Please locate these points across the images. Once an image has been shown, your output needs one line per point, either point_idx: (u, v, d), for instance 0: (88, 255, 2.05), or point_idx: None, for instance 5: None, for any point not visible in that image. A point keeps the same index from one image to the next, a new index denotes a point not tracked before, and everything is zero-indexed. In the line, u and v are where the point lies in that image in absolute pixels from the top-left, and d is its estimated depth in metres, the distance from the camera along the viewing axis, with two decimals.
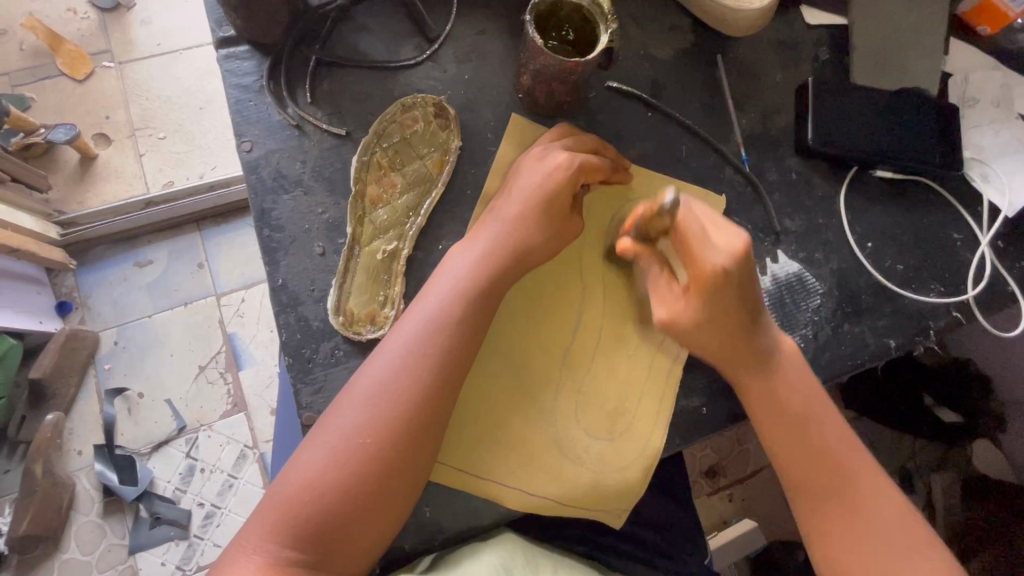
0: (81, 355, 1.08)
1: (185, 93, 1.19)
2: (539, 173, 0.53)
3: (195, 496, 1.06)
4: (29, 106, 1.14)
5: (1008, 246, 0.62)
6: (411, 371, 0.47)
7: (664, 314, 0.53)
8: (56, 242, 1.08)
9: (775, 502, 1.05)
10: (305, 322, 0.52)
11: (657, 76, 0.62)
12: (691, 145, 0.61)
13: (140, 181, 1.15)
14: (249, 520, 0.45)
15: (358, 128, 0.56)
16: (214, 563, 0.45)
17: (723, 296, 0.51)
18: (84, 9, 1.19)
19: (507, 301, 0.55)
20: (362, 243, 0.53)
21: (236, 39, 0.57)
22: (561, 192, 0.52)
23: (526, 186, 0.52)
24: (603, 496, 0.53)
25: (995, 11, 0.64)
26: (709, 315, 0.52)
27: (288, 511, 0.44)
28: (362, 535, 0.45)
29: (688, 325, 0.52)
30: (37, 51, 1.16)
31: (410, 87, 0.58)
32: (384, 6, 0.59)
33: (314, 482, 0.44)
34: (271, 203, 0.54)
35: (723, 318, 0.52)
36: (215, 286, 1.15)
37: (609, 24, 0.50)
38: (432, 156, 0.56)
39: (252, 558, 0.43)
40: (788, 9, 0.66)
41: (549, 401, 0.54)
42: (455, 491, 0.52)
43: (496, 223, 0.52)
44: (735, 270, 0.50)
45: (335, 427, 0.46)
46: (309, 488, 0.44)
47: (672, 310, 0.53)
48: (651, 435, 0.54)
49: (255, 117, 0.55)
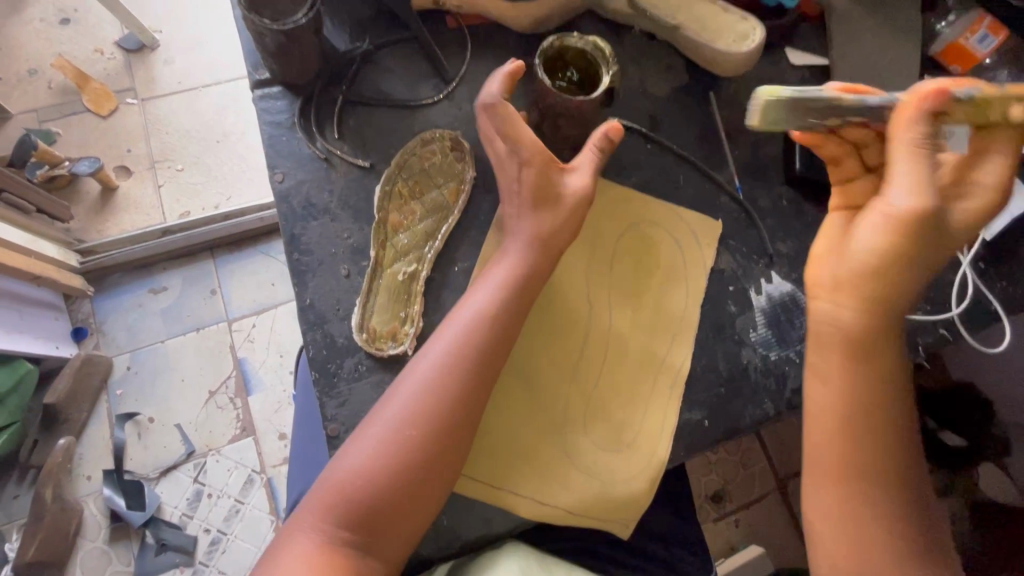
0: (94, 380, 1.10)
1: (204, 127, 1.25)
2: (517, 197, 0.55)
3: (201, 522, 1.07)
4: (55, 140, 1.21)
5: (988, 267, 0.66)
6: (450, 374, 0.51)
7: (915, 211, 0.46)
8: (76, 270, 1.13)
9: (782, 530, 1.06)
10: (330, 339, 0.55)
11: (656, 112, 0.67)
12: (688, 174, 0.66)
13: (158, 212, 1.20)
14: (303, 503, 0.50)
15: (381, 160, 0.61)
16: (272, 543, 0.50)
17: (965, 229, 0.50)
18: (110, 51, 1.27)
19: (534, 310, 0.59)
20: (384, 265, 0.58)
21: (270, 81, 0.62)
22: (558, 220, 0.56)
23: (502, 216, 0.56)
24: (609, 508, 0.56)
25: (964, 52, 0.70)
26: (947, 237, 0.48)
27: (340, 495, 0.48)
28: (401, 522, 0.48)
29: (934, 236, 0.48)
30: (64, 89, 1.23)
31: (429, 123, 0.63)
32: (405, 50, 0.65)
33: (362, 469, 0.48)
34: (301, 228, 0.58)
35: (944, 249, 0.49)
36: (227, 312, 1.19)
37: (611, 66, 0.55)
38: (448, 186, 0.61)
39: (308, 536, 0.47)
40: (774, 50, 0.72)
41: (561, 415, 0.57)
42: (471, 501, 0.54)
43: (523, 237, 0.56)
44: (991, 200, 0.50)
45: (382, 420, 0.50)
46: (357, 475, 0.48)
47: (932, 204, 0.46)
48: (656, 447, 0.57)
49: (286, 151, 0.60)
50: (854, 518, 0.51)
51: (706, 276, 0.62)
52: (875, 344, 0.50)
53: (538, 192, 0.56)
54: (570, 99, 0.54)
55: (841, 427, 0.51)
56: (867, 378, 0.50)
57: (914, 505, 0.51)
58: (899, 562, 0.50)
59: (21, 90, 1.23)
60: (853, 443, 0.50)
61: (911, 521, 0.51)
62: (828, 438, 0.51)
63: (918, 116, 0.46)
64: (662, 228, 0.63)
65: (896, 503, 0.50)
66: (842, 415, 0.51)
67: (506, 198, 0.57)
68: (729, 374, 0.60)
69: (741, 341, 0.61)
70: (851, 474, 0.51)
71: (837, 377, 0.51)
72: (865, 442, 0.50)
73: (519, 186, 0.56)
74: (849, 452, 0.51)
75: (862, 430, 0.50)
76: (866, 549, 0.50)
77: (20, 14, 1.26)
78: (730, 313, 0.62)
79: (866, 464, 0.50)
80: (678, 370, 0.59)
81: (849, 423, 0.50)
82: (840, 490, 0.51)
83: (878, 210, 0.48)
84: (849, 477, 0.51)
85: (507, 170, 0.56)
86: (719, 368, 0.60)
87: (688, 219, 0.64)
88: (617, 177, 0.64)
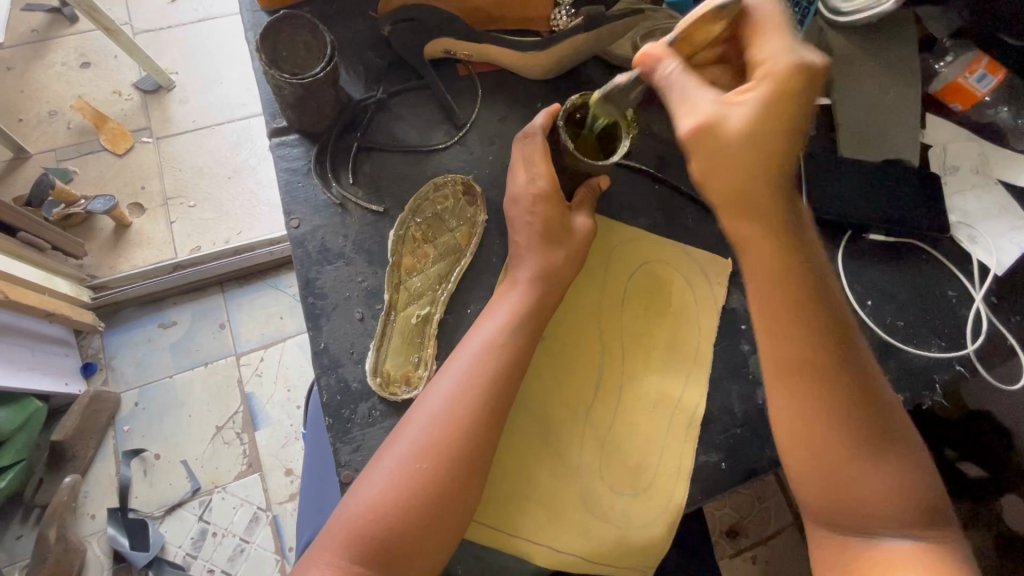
0: (102, 417, 1.10)
1: (216, 163, 1.29)
2: (527, 244, 0.57)
3: (205, 563, 1.05)
4: (71, 178, 1.23)
5: (1002, 301, 0.66)
6: (460, 405, 0.50)
7: (695, 119, 0.46)
8: (88, 305, 1.14)
9: (803, 566, 1.02)
10: (345, 384, 0.56)
11: (663, 153, 0.68)
12: (697, 215, 0.66)
13: (169, 247, 1.22)
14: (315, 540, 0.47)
15: (394, 205, 0.63)
16: None
17: (785, 109, 0.45)
18: (128, 92, 1.31)
19: (545, 347, 0.59)
20: (398, 308, 0.58)
21: (287, 129, 0.65)
22: (566, 265, 0.57)
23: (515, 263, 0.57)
24: (627, 554, 0.54)
25: (964, 90, 0.71)
26: (760, 125, 0.45)
27: (354, 531, 0.46)
28: (419, 559, 0.46)
29: (736, 128, 0.45)
30: (83, 129, 1.27)
31: (441, 167, 0.65)
32: (417, 97, 0.67)
33: (377, 502, 0.46)
34: (316, 273, 0.59)
35: (782, 123, 0.45)
36: (235, 346, 1.19)
37: (632, 131, 0.56)
38: (460, 229, 0.62)
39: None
40: None
41: (572, 454, 0.56)
42: (487, 549, 0.53)
43: (534, 271, 0.56)
44: (800, 79, 0.45)
45: (395, 451, 0.48)
46: (371, 509, 0.46)
47: (717, 112, 0.46)
48: (674, 491, 0.56)
49: (302, 197, 0.62)
50: (817, 426, 0.49)
51: (718, 315, 0.62)
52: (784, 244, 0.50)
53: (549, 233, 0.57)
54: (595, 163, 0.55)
55: (801, 334, 0.50)
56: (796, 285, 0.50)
57: (875, 400, 0.50)
58: (867, 459, 0.49)
59: (40, 130, 1.27)
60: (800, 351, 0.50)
61: (877, 422, 0.49)
62: (787, 347, 0.50)
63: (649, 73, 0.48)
64: (671, 267, 0.64)
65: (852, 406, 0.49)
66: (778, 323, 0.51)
67: (518, 234, 0.58)
68: (745, 415, 0.59)
69: (756, 381, 0.60)
70: (799, 383, 0.50)
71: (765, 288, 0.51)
72: (809, 350, 0.50)
73: (533, 220, 0.57)
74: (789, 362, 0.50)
75: (802, 338, 0.50)
76: (832, 454, 0.49)
77: (43, 59, 1.31)
78: (743, 350, 0.61)
79: (809, 357, 0.50)
80: (694, 412, 0.59)
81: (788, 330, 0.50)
82: (804, 397, 0.50)
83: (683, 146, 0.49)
84: (799, 384, 0.50)
85: (522, 211, 0.58)
86: (734, 410, 0.59)
87: (697, 257, 0.64)
88: (627, 217, 0.65)
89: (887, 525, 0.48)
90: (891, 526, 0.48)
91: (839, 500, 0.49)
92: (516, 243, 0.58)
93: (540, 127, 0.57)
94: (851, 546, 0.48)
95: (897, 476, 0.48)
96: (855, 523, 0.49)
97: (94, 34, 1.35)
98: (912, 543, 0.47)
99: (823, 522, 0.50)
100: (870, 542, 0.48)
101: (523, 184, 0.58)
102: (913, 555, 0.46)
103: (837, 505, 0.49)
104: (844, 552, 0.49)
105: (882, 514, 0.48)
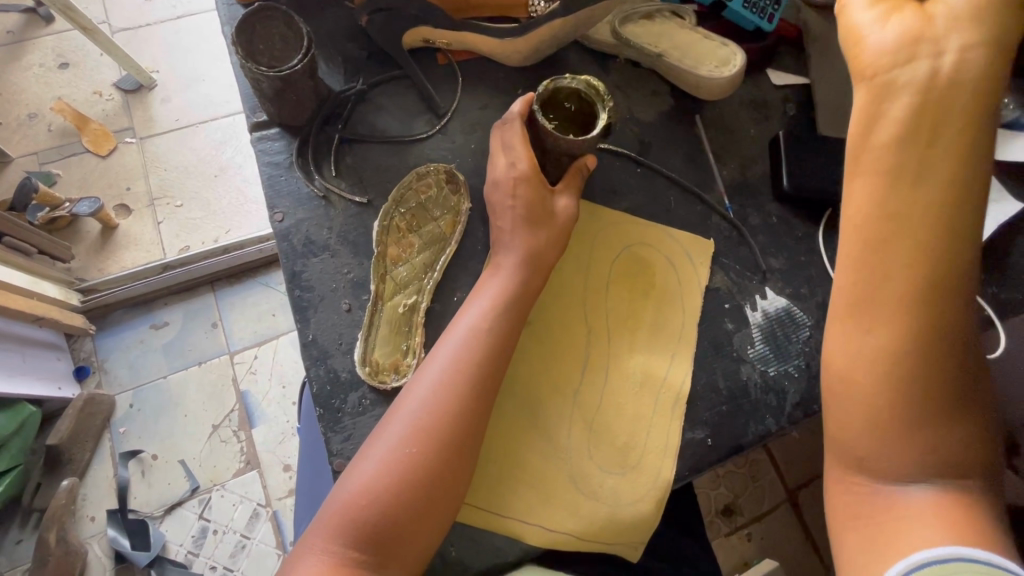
0: (96, 420, 1.10)
1: (202, 162, 1.28)
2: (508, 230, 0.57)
3: (207, 560, 1.06)
4: (54, 181, 1.22)
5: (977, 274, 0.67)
6: (447, 393, 0.50)
7: None
8: (77, 309, 1.13)
9: (797, 542, 1.04)
10: (334, 374, 0.56)
11: (644, 136, 0.69)
12: (678, 197, 0.67)
13: (158, 247, 1.21)
14: (309, 527, 0.48)
15: (378, 196, 0.63)
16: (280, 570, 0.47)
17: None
18: (109, 92, 1.29)
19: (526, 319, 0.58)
20: (385, 298, 0.59)
21: (268, 123, 0.65)
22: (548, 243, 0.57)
23: (502, 250, 0.57)
24: (619, 530, 0.55)
25: None
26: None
27: (347, 516, 0.46)
28: (413, 539, 0.47)
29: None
30: (64, 131, 1.26)
31: (424, 157, 0.65)
32: (397, 87, 0.67)
33: (369, 487, 0.47)
34: (302, 265, 0.60)
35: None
36: (228, 344, 1.19)
37: (607, 103, 0.55)
38: (444, 218, 0.62)
39: (317, 559, 0.45)
40: (756, 72, 0.73)
41: (562, 435, 0.57)
42: (479, 530, 0.54)
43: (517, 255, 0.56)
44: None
45: (385, 438, 0.49)
46: (364, 493, 0.47)
47: None
48: (661, 467, 0.57)
49: (286, 190, 0.62)
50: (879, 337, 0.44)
51: (700, 295, 0.63)
52: (971, 92, 0.41)
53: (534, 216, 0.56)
54: (574, 139, 0.54)
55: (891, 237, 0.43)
56: (945, 185, 0.42)
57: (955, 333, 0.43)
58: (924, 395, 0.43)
59: (20, 134, 1.25)
60: (902, 264, 0.43)
61: (959, 361, 0.43)
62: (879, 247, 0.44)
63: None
64: (653, 248, 0.64)
65: (937, 340, 0.43)
66: (873, 232, 0.44)
67: (500, 219, 0.58)
68: (730, 392, 0.60)
69: (740, 358, 0.61)
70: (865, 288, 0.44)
71: (895, 178, 0.43)
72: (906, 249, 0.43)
73: (514, 205, 0.57)
74: (878, 288, 0.44)
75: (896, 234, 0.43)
76: (891, 392, 0.43)
77: (20, 61, 1.30)
78: (727, 328, 0.62)
79: (900, 262, 0.43)
80: (678, 390, 0.59)
81: (884, 254, 0.43)
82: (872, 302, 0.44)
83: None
84: (878, 294, 0.44)
85: (505, 201, 0.58)
86: (719, 387, 0.60)
87: (679, 239, 0.65)
88: (610, 201, 0.66)
89: (909, 473, 0.44)
90: (916, 471, 0.43)
91: (876, 437, 0.44)
92: (498, 228, 0.58)
93: (518, 114, 0.57)
94: (865, 494, 0.45)
95: (947, 417, 0.43)
96: (882, 468, 0.45)
97: (72, 34, 1.33)
98: (934, 493, 0.43)
99: (842, 455, 0.47)
100: (890, 488, 0.44)
101: (498, 166, 0.59)
102: (927, 502, 0.43)
103: (874, 445, 0.45)
104: (859, 489, 0.46)
105: (919, 458, 0.43)
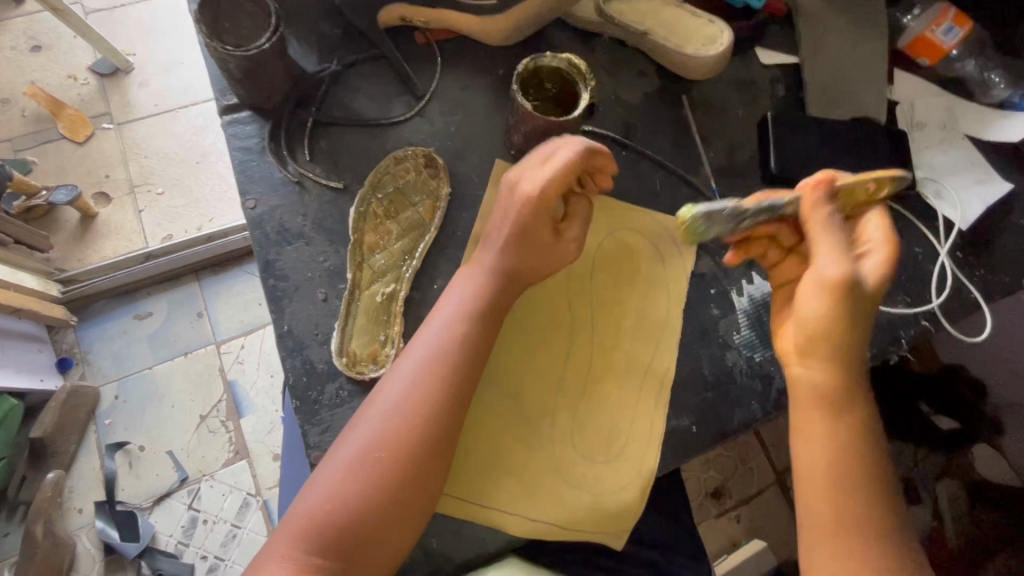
0: (80, 413, 1.08)
1: (182, 148, 1.24)
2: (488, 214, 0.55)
3: (198, 549, 1.05)
4: (30, 169, 1.19)
5: (967, 256, 0.66)
6: (420, 391, 0.49)
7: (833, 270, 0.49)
8: (57, 300, 1.11)
9: (785, 523, 1.05)
10: (310, 365, 0.55)
11: (629, 118, 0.67)
12: (664, 180, 0.65)
13: (138, 236, 1.18)
14: (276, 530, 0.47)
15: (354, 181, 0.61)
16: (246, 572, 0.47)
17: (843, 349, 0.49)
18: (84, 76, 1.25)
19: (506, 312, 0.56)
20: (363, 286, 0.57)
21: (238, 106, 0.62)
22: (535, 221, 0.53)
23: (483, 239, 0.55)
24: (604, 519, 0.55)
25: (930, 44, 0.70)
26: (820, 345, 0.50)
27: (315, 519, 0.46)
28: (385, 540, 0.46)
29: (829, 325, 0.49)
30: (39, 116, 1.22)
31: (403, 141, 0.63)
32: (374, 67, 0.65)
33: (337, 489, 0.46)
34: (276, 254, 0.58)
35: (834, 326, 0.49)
36: (213, 335, 1.17)
37: (588, 82, 0.54)
38: (423, 203, 0.60)
39: (281, 564, 0.44)
40: (745, 51, 0.71)
41: (544, 427, 0.56)
42: (461, 522, 0.54)
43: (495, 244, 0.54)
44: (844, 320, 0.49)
45: (355, 439, 0.48)
46: (332, 497, 0.46)
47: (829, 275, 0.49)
48: (644, 457, 0.56)
49: (258, 175, 0.60)
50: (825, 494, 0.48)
51: (685, 280, 0.62)
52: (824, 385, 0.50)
53: (516, 199, 0.53)
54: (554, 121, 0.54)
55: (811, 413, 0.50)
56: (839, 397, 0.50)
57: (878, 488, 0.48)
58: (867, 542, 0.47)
59: None
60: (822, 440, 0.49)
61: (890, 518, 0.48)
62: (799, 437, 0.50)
63: (823, 195, 0.52)
64: (638, 234, 0.63)
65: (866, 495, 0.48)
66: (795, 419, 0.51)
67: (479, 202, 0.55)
68: (715, 378, 0.59)
69: (725, 345, 0.60)
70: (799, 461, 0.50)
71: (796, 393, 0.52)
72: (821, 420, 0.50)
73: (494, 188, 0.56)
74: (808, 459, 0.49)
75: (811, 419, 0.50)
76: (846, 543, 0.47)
77: None
78: (713, 314, 0.61)
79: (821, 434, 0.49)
80: (662, 377, 0.59)
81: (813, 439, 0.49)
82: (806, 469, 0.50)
83: (809, 281, 0.50)
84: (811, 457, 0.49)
85: None
86: (704, 373, 0.59)
87: (665, 223, 0.63)
88: None
89: None
90: None
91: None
92: None
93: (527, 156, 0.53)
94: None
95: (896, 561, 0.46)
96: None
97: (43, 15, 1.28)
98: None
99: None
100: None
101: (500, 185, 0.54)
102: None
103: None
104: None
105: None
